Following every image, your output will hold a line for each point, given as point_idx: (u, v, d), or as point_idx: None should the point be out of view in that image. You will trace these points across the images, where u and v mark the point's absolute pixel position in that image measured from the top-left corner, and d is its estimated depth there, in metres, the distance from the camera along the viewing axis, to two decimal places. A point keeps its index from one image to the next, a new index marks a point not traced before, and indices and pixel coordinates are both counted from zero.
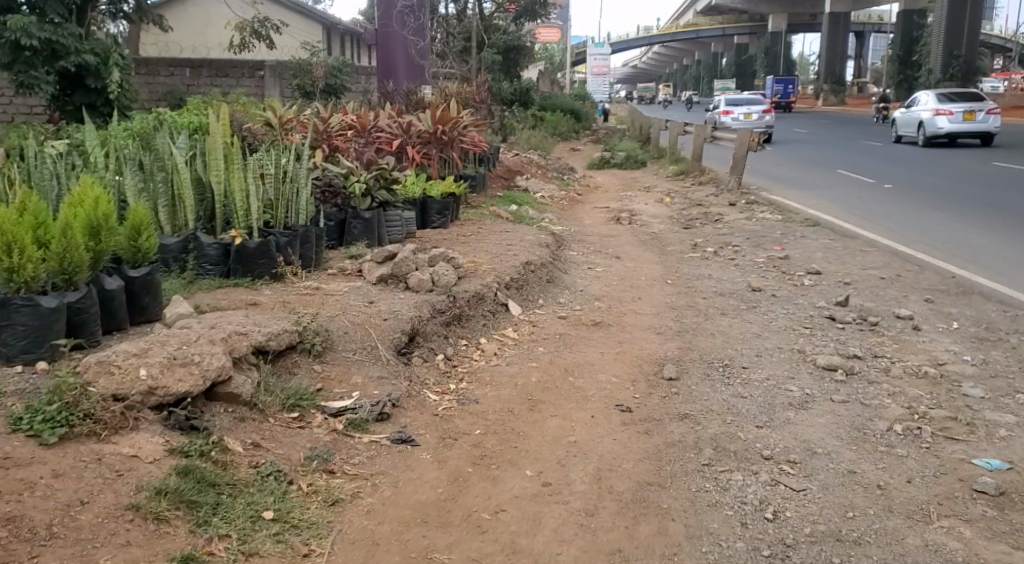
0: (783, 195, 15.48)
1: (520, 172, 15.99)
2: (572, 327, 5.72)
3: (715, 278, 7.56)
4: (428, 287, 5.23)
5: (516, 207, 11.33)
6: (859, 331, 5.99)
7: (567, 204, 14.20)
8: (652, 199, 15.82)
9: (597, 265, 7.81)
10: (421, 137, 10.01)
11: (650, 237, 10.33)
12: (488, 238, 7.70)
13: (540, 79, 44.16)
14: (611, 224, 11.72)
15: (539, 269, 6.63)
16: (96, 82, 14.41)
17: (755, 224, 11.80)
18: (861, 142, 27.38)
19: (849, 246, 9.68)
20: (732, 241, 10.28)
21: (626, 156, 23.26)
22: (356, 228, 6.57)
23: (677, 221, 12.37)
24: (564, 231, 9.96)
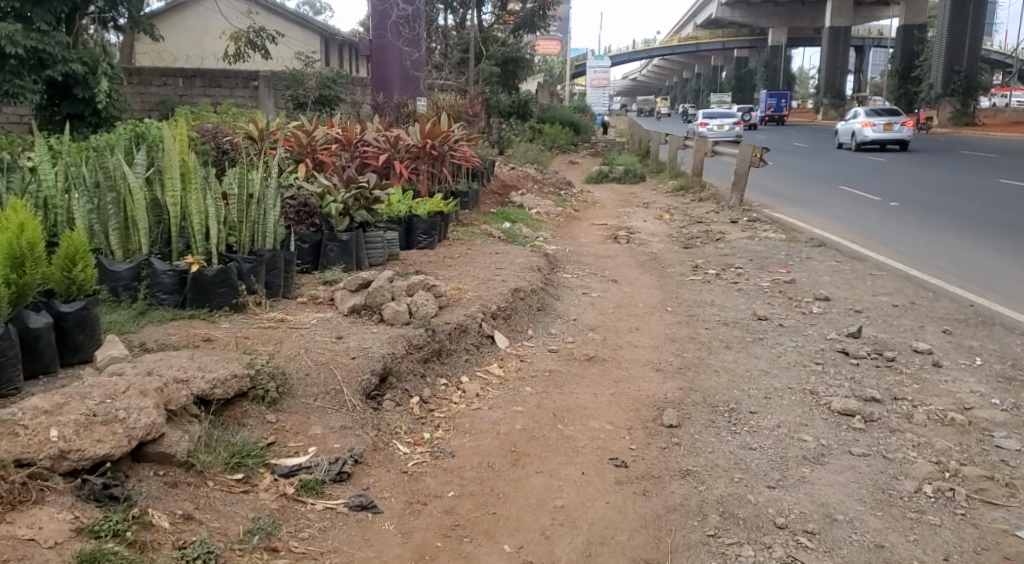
0: (786, 212, 15.04)
1: (516, 187, 15.56)
2: (563, 362, 5.25)
3: (717, 305, 7.10)
4: (405, 319, 4.75)
5: (509, 225, 10.89)
6: (874, 368, 5.52)
7: (564, 221, 13.77)
8: (651, 215, 15.38)
9: (593, 290, 7.34)
10: (410, 151, 9.56)
11: (649, 257, 9.88)
12: (477, 260, 7.24)
13: (540, 91, 43.87)
14: (608, 242, 11.27)
15: (529, 296, 6.17)
16: (84, 92, 13.95)
17: (758, 244, 11.36)
18: (864, 157, 26.98)
19: (857, 270, 9.24)
20: (734, 262, 9.83)
21: (625, 171, 22.86)
22: (332, 251, 6.08)
23: (677, 240, 11.93)
24: (559, 251, 9.51)
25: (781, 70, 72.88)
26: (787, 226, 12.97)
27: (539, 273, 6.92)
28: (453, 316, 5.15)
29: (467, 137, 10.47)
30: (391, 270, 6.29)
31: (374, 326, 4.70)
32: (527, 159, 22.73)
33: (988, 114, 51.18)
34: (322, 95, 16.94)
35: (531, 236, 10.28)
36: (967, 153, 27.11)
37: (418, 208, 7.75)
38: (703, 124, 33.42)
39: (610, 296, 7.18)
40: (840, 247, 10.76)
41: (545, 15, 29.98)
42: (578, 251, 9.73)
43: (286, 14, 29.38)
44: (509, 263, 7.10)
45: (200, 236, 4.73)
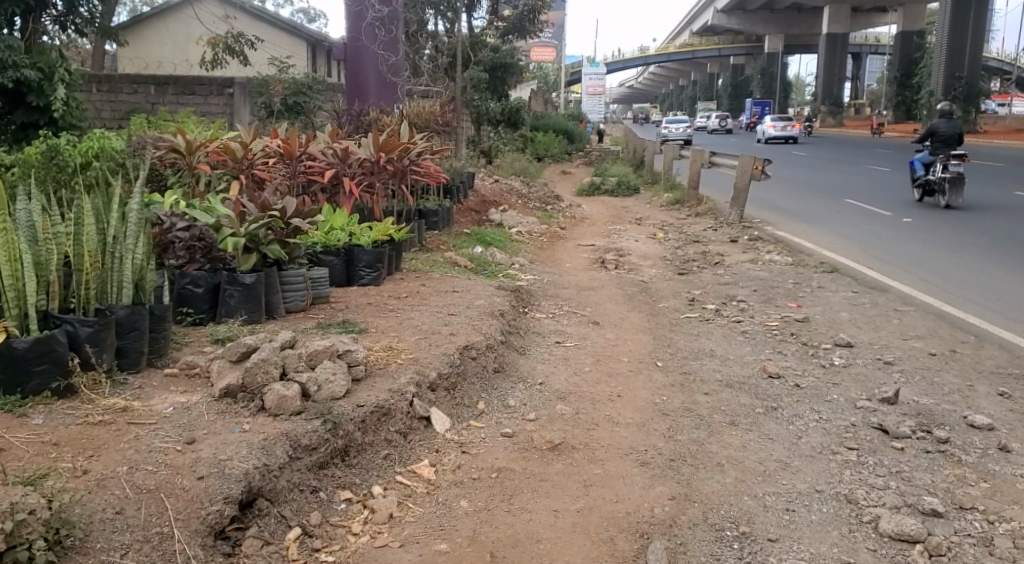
0: (791, 229, 13.82)
1: (497, 203, 14.34)
2: (519, 452, 3.98)
3: (720, 356, 5.86)
4: (295, 407, 3.48)
5: (481, 250, 9.65)
6: (924, 453, 4.29)
7: (548, 241, 12.52)
8: (644, 233, 14.14)
9: (568, 337, 6.08)
10: (364, 166, 8.27)
11: (639, 288, 8.65)
12: (427, 300, 5.98)
13: (534, 98, 42.74)
14: (593, 269, 10.04)
15: (486, 353, 4.90)
16: (39, 100, 12.41)
17: (762, 269, 10.13)
18: (867, 166, 25.80)
19: (879, 303, 8.00)
20: (737, 293, 8.59)
21: (618, 182, 21.63)
22: (232, 298, 4.84)
23: (672, 264, 10.70)
24: (535, 281, 8.28)
25: (778, 78, 71.86)
26: (793, 247, 11.74)
27: (501, 319, 5.66)
28: (372, 394, 3.89)
29: (433, 150, 9.22)
30: (310, 324, 5.02)
31: (253, 418, 3.44)
32: (515, 169, 21.49)
33: (989, 122, 50.20)
34: (291, 102, 15.66)
35: (506, 263, 9.03)
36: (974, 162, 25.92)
37: (362, 235, 6.51)
38: (669, 129, 42.91)
39: (590, 345, 5.92)
40: (854, 274, 9.54)
41: (537, 19, 28.73)
42: (557, 282, 8.48)
43: (275, 22, 28.19)
44: (466, 304, 5.84)
45: (11, 294, 3.50)
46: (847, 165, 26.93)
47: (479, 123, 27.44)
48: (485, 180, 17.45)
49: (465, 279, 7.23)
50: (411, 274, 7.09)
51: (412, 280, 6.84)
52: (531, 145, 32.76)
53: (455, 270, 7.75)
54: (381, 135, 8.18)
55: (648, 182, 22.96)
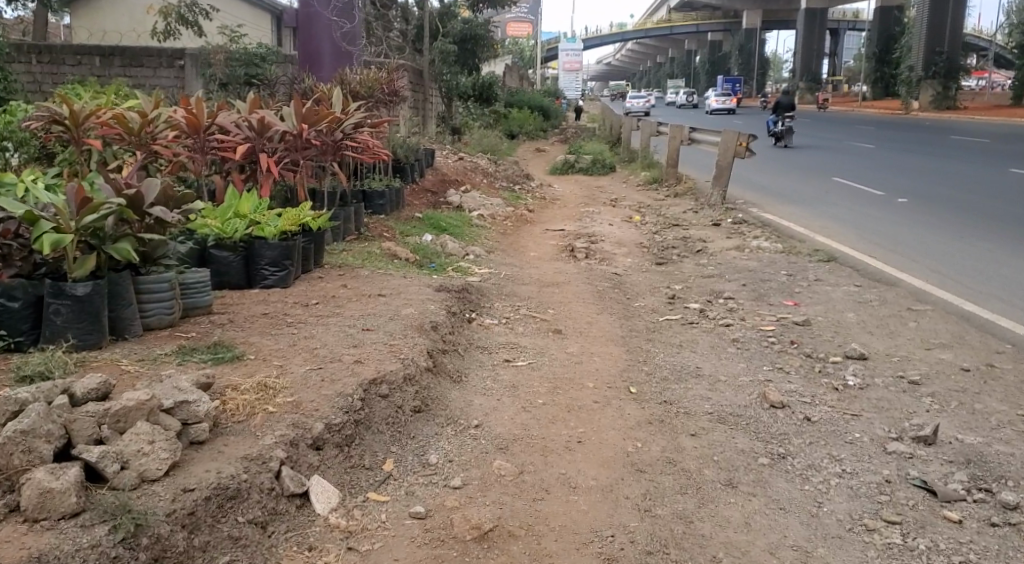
0: (776, 210, 12.75)
1: (458, 183, 13.11)
2: (432, 548, 2.79)
3: (708, 377, 4.71)
4: (70, 507, 2.30)
5: (431, 237, 8.44)
6: (989, 528, 3.16)
7: (513, 226, 11.31)
8: (619, 216, 12.99)
9: (522, 351, 4.90)
10: (285, 141, 7.05)
11: (611, 282, 7.48)
12: (342, 309, 4.77)
13: (508, 73, 41.35)
14: (560, 259, 8.87)
15: (404, 387, 3.70)
16: None
17: (749, 258, 9.01)
18: (850, 143, 24.84)
19: (888, 300, 6.89)
20: (725, 287, 7.45)
21: (593, 160, 20.42)
22: (59, 316, 3.62)
23: (649, 253, 9.56)
24: (489, 276, 7.09)
25: (756, 54, 70.81)
26: (781, 232, 10.67)
27: (434, 334, 4.46)
28: (213, 468, 2.70)
29: (373, 122, 7.99)
30: (171, 348, 3.80)
31: (1, 527, 2.27)
32: (483, 145, 20.21)
33: (966, 97, 49.59)
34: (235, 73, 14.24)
35: (459, 255, 7.81)
36: (957, 139, 25.05)
37: (266, 224, 5.33)
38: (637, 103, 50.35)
39: (549, 362, 4.74)
40: (853, 264, 8.44)
41: None
42: (516, 276, 7.30)
43: None
44: (390, 314, 4.64)
45: None
46: (828, 141, 25.93)
47: (448, 97, 26.08)
48: (449, 158, 16.18)
49: (401, 276, 6.03)
50: (334, 272, 5.89)
51: (333, 280, 5.62)
52: (504, 122, 31.47)
53: (392, 265, 6.53)
54: (305, 104, 6.97)
55: (625, 160, 21.78)
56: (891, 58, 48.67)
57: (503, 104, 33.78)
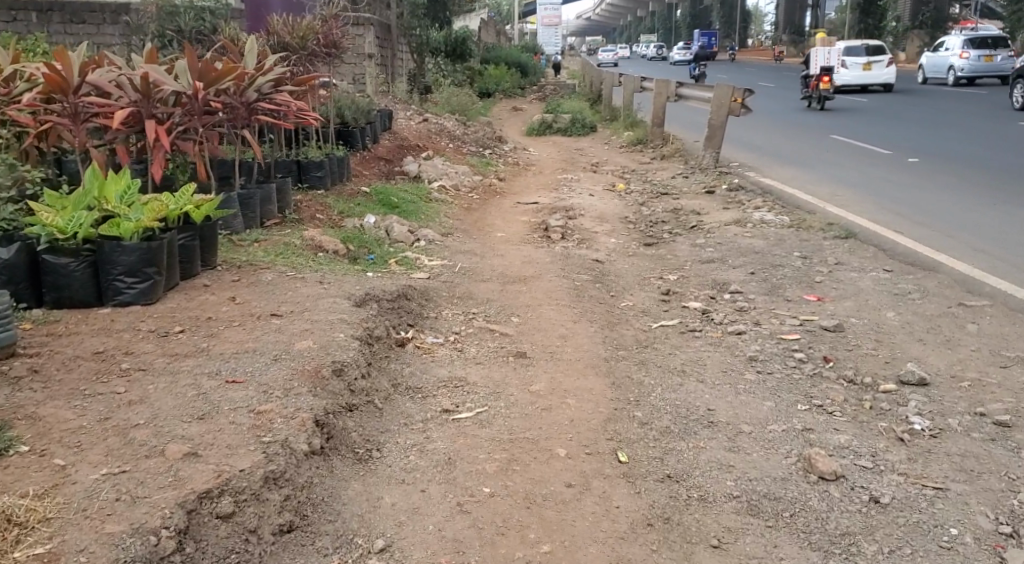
0: (776, 174, 11.44)
1: (420, 149, 11.70)
2: None
3: (728, 429, 3.41)
4: None
5: (375, 219, 7.09)
6: None
7: (480, 199, 9.93)
8: (601, 184, 11.65)
9: (469, 391, 3.60)
10: (182, 104, 5.63)
11: (592, 274, 6.18)
12: (210, 342, 3.40)
13: (484, 28, 39.61)
14: (530, 242, 7.56)
15: (260, 495, 2.45)
16: None
17: (753, 235, 7.73)
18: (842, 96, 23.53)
19: (930, 291, 5.62)
20: (731, 277, 6.15)
21: (572, 119, 18.97)
22: None
23: (635, 233, 8.26)
24: (440, 271, 5.76)
25: (739, 6, 69.04)
26: (785, 200, 9.37)
27: (339, 381, 3.13)
28: None
29: (298, 81, 6.58)
30: None
31: None
32: (453, 105, 18.67)
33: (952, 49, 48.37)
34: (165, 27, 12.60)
35: (405, 242, 6.48)
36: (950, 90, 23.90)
37: (124, 216, 3.97)
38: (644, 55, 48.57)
39: (503, 411, 3.42)
40: (876, 241, 7.18)
41: None
42: (475, 268, 6.01)
43: None
44: (279, 349, 3.29)
45: None
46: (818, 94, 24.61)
47: (419, 53, 24.39)
48: (412, 120, 14.68)
49: (317, 277, 4.68)
50: (228, 276, 4.52)
51: (221, 289, 4.25)
52: (479, 80, 29.83)
53: (312, 261, 5.19)
54: (201, 57, 5.58)
55: (606, 119, 20.35)
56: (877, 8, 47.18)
57: (478, 60, 32.14)
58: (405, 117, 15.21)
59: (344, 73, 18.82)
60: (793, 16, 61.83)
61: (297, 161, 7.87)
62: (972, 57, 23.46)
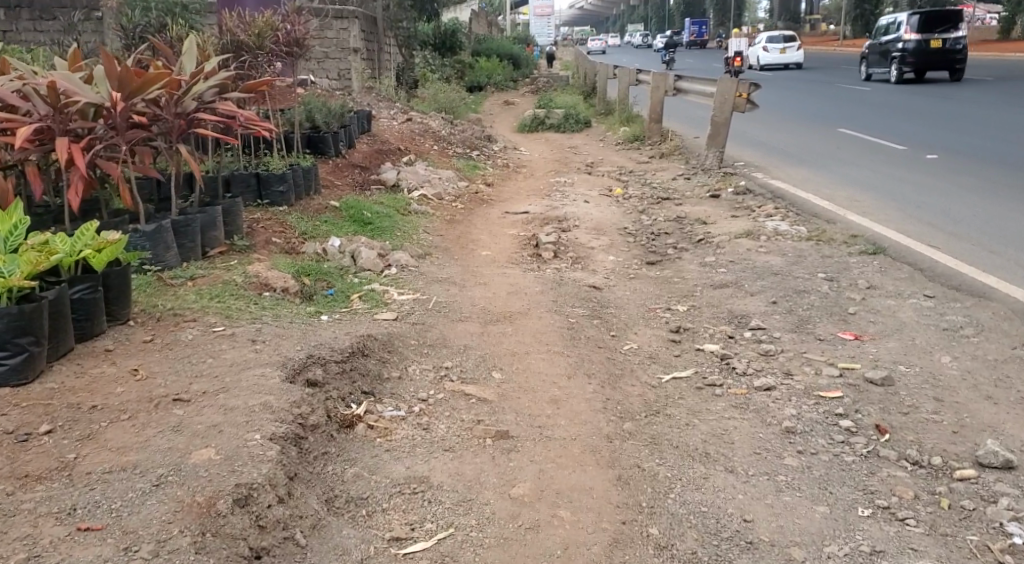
0: (786, 175, 10.63)
1: (400, 153, 10.85)
2: None
3: (773, 556, 2.60)
4: None
5: (340, 242, 6.24)
6: None
7: (464, 208, 9.10)
8: (597, 188, 10.82)
9: (433, 502, 2.78)
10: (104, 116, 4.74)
11: (589, 305, 5.35)
12: (81, 451, 2.67)
13: (475, 20, 38.79)
14: (519, 263, 6.73)
15: None
16: None
17: (769, 250, 6.92)
18: (845, 86, 22.73)
19: (986, 325, 4.80)
20: (751, 308, 5.31)
21: (565, 115, 18.10)
22: None
23: (635, 249, 7.43)
24: (412, 309, 4.93)
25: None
26: (800, 207, 8.55)
27: (239, 518, 2.45)
28: None
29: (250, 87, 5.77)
30: None
31: None
32: (439, 102, 17.78)
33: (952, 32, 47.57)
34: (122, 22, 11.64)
35: (373, 272, 5.64)
36: (956, 77, 23.06)
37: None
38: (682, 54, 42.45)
39: (474, 536, 2.64)
40: (909, 258, 6.39)
41: None
42: (454, 302, 5.16)
43: None
44: (171, 465, 2.60)
45: None
46: (820, 84, 23.77)
47: (405, 47, 23.49)
48: (395, 120, 13.80)
49: (252, 331, 3.83)
50: (138, 336, 3.67)
51: (125, 355, 3.41)
52: (469, 73, 28.94)
53: (253, 306, 4.34)
54: (122, 60, 4.68)
55: (601, 113, 19.51)
56: None
57: (468, 53, 31.27)
58: (388, 116, 14.34)
59: (325, 69, 17.91)
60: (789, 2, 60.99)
61: (255, 174, 7.08)
62: None
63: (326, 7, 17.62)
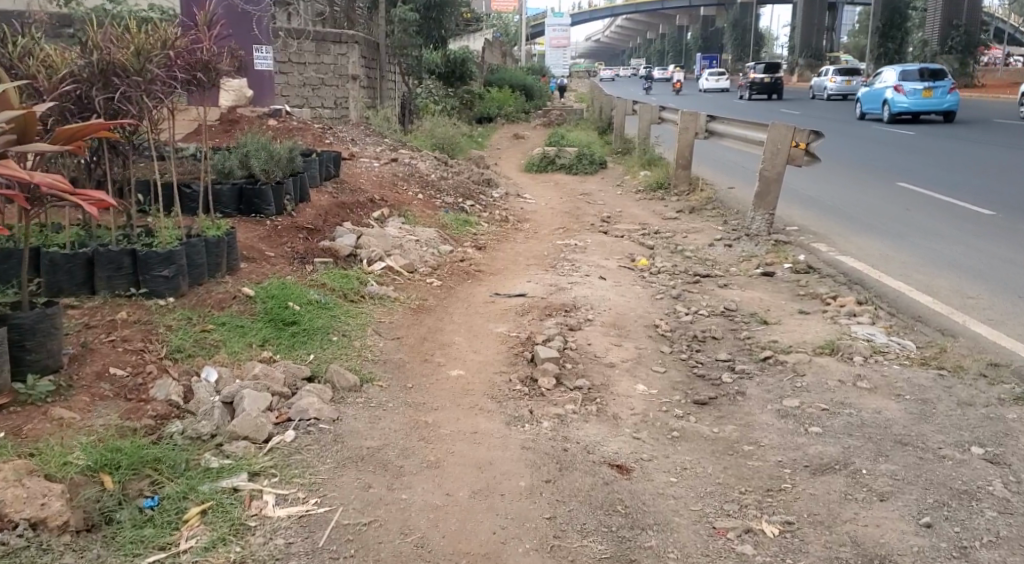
0: (857, 248, 8.47)
1: (371, 205, 8.74)
2: None
3: None
4: None
5: (219, 374, 4.00)
6: None
7: (442, 285, 6.95)
8: (615, 255, 8.64)
9: None
10: None
11: (615, 519, 3.15)
12: None
13: (488, 47, 37.00)
14: (501, 394, 4.54)
15: None
16: None
17: (874, 388, 4.75)
18: (888, 128, 20.67)
19: None
20: (892, 540, 3.10)
21: (578, 154, 15.98)
22: None
23: (669, 368, 5.23)
24: (304, 547, 2.78)
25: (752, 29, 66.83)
26: (893, 302, 6.44)
27: None
28: None
29: (78, 130, 3.62)
30: None
31: None
32: (436, 138, 15.71)
33: (983, 73, 45.66)
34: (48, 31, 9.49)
35: (250, 444, 3.39)
36: (1003, 122, 21.09)
37: None
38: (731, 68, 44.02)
39: None
40: None
41: None
42: (377, 519, 2.96)
43: None
44: None
45: None
46: (862, 126, 21.63)
47: (408, 74, 21.47)
48: (377, 160, 11.68)
49: None
50: None
51: None
52: (478, 103, 26.98)
53: None
54: None
55: (617, 152, 17.40)
56: (897, 34, 44.84)
57: (479, 82, 29.39)
58: (372, 155, 12.22)
59: (321, 97, 15.77)
60: (811, 39, 59.37)
61: (130, 251, 4.98)
62: (837, 81, 33.43)
63: (324, 29, 15.62)
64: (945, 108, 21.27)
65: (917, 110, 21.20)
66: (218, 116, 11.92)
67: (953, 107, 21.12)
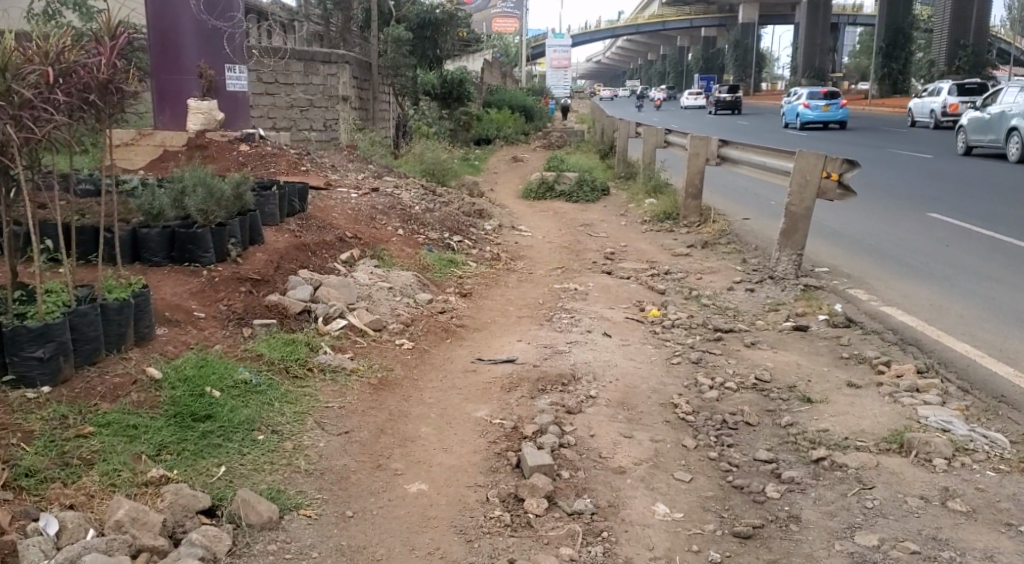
0: (901, 295, 7.34)
1: (338, 244, 7.57)
2: None
3: None
4: None
5: (66, 524, 2.95)
6: None
7: (414, 346, 5.77)
8: (622, 303, 7.45)
9: None
10: None
11: None
12: None
13: (489, 68, 36.09)
14: (472, 527, 3.38)
15: None
16: None
17: (975, 514, 3.55)
18: (905, 151, 19.61)
19: None
20: None
21: (579, 180, 14.84)
22: None
23: (695, 473, 4.02)
24: None
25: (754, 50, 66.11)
26: (963, 373, 5.31)
27: None
28: None
29: None
30: None
31: None
32: (425, 162, 14.58)
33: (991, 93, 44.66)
34: None
35: None
36: None
37: None
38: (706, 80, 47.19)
39: None
40: None
41: None
42: None
43: None
44: None
45: None
46: (876, 148, 20.54)
47: (402, 94, 20.37)
48: (356, 190, 10.51)
49: None
50: None
51: None
52: (476, 125, 25.94)
53: None
54: None
55: (619, 177, 16.28)
56: (903, 54, 43.88)
57: (477, 103, 28.38)
58: (352, 184, 11.06)
59: (310, 119, 14.61)
60: (814, 59, 58.47)
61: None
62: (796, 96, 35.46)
63: (313, 48, 14.52)
64: (841, 118, 27.08)
65: (820, 119, 26.83)
66: (184, 142, 10.79)
67: (845, 118, 26.98)
